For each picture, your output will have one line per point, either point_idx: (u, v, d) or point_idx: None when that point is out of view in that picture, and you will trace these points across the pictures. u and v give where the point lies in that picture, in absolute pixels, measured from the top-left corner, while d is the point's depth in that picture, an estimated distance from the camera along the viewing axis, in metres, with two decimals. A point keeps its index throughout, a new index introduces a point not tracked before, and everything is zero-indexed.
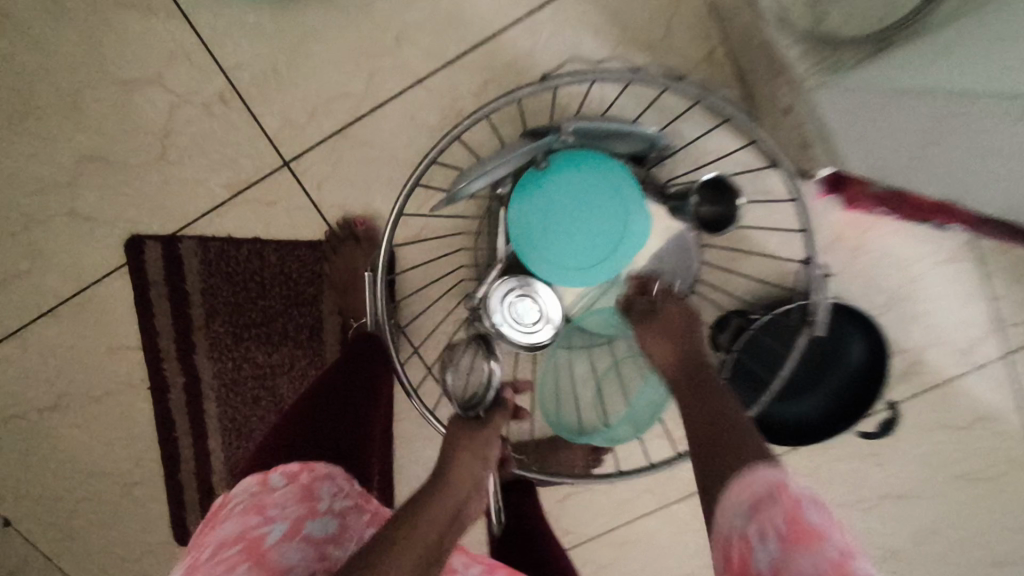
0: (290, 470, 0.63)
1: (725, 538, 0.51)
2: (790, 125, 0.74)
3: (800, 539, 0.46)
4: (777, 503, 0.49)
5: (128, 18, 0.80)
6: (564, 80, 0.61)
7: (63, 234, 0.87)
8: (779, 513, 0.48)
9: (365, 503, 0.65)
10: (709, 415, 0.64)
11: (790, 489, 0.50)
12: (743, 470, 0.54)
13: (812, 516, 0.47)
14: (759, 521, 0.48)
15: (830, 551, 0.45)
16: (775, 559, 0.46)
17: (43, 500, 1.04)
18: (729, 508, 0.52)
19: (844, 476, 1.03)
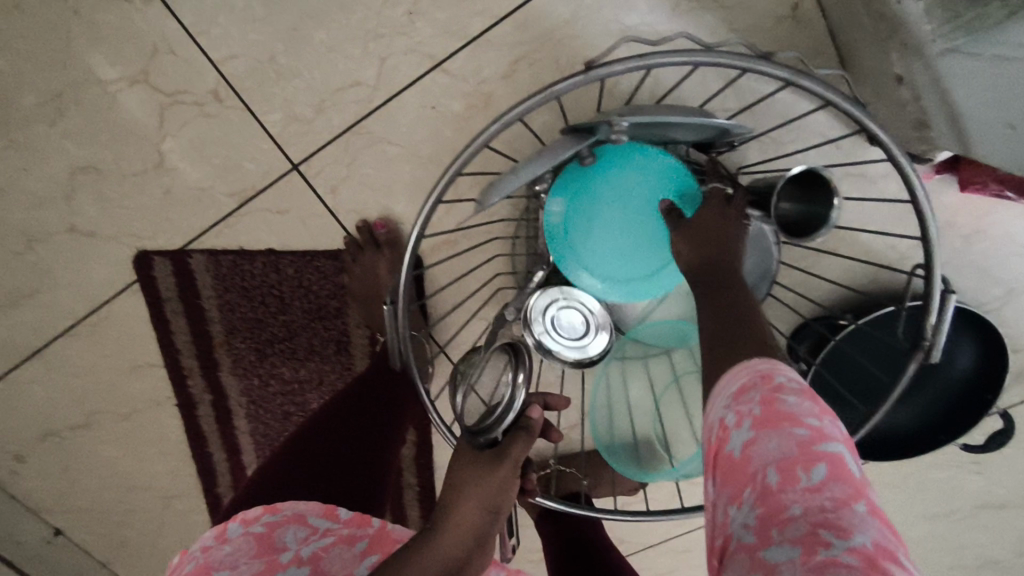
0: (250, 516, 0.57)
1: (709, 423, 0.44)
2: (901, 98, 0.59)
3: (772, 423, 0.39)
4: (756, 388, 0.41)
5: (105, 10, 0.71)
6: (617, 68, 0.47)
7: (63, 253, 0.79)
8: (756, 398, 0.41)
9: (347, 535, 0.57)
10: (724, 305, 0.52)
11: (778, 370, 0.42)
12: (736, 359, 0.45)
13: (789, 399, 0.40)
14: (734, 411, 0.41)
15: (803, 435, 0.38)
16: (745, 443, 0.39)
17: (75, 526, 0.98)
18: (717, 392, 0.44)
19: (935, 483, 0.92)
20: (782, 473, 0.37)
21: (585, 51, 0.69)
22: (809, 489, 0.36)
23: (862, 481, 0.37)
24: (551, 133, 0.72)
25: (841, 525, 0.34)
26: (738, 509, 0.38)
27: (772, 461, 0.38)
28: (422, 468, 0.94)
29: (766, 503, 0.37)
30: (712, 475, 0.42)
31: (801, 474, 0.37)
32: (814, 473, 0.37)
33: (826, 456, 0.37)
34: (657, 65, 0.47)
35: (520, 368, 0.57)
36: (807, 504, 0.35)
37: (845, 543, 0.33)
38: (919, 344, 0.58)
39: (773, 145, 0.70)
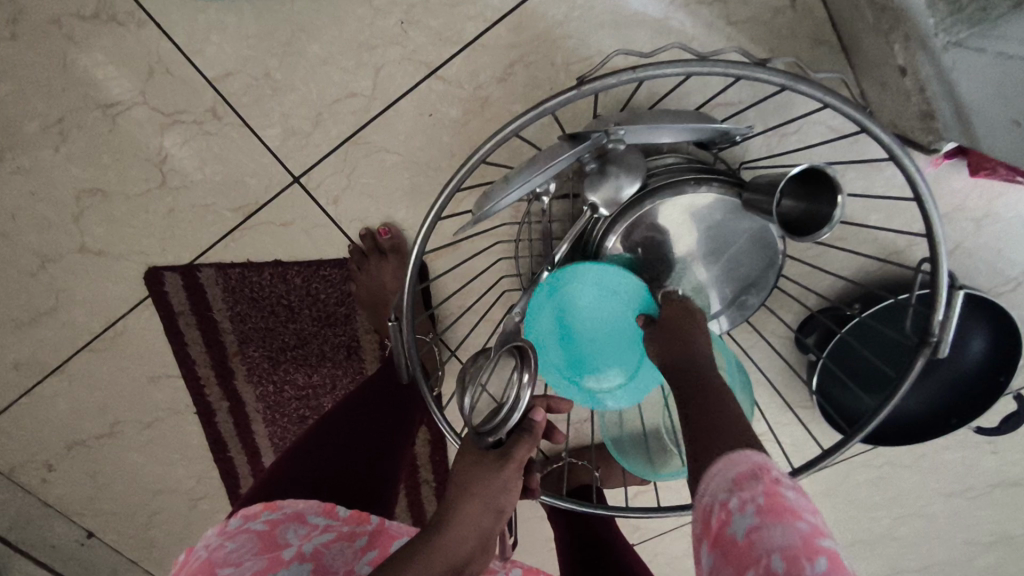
0: (251, 513, 0.57)
1: (703, 513, 0.44)
2: (905, 90, 0.57)
3: (776, 514, 0.40)
4: (759, 479, 0.42)
5: (98, 33, 0.71)
6: (610, 80, 0.47)
7: (76, 272, 0.81)
8: (763, 489, 0.42)
9: (347, 532, 0.58)
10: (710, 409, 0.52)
11: (779, 471, 0.44)
12: (729, 450, 0.46)
13: (790, 497, 0.41)
14: (735, 497, 0.42)
15: (806, 530, 0.39)
16: (750, 527, 0.40)
17: (106, 528, 1.02)
18: (714, 478, 0.45)
19: (948, 463, 0.92)
20: (786, 558, 0.37)
21: (581, 51, 0.68)
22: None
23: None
24: (549, 136, 0.71)
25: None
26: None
27: (777, 550, 0.38)
28: (438, 464, 0.96)
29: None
30: (710, 556, 0.42)
31: (804, 563, 0.36)
32: (817, 565, 0.36)
33: (828, 553, 0.37)
34: (650, 77, 0.47)
35: (524, 368, 0.51)
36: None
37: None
38: (926, 339, 0.56)
39: (778, 140, 0.69)
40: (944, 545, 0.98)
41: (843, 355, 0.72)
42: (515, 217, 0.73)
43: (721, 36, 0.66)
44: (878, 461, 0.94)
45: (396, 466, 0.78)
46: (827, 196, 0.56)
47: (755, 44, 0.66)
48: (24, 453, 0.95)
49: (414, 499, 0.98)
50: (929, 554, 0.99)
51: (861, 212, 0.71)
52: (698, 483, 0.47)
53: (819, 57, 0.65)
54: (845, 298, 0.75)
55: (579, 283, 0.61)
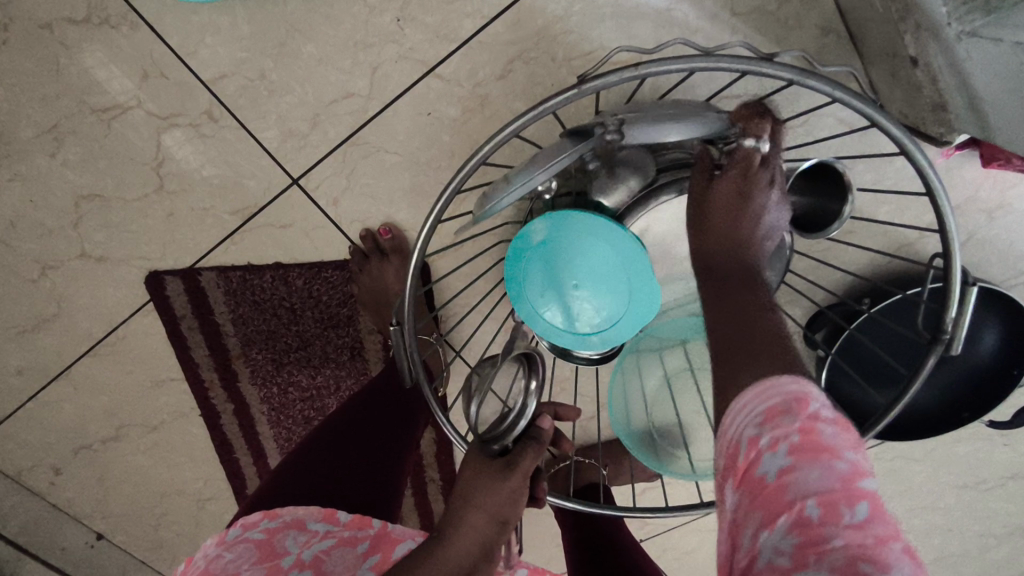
0: (250, 521, 0.58)
1: (730, 446, 0.42)
2: (916, 81, 0.55)
3: (813, 455, 0.38)
4: (791, 414, 0.40)
5: (91, 36, 0.70)
6: (611, 79, 0.46)
7: (77, 277, 0.81)
8: (797, 427, 0.39)
9: (348, 537, 0.58)
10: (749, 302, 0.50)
11: (814, 394, 0.41)
12: (761, 375, 0.43)
13: (827, 431, 0.39)
14: (766, 433, 0.40)
15: (844, 470, 0.37)
16: (783, 470, 0.38)
17: (116, 530, 1.02)
18: (742, 404, 0.42)
19: (959, 456, 0.91)
20: (824, 505, 0.36)
21: (582, 45, 0.67)
22: (855, 527, 0.35)
23: (891, 522, 0.36)
24: (551, 133, 0.70)
25: (884, 562, 0.33)
26: (772, 532, 0.37)
27: (814, 497, 0.36)
28: (444, 463, 0.96)
29: (805, 532, 0.35)
30: (735, 486, 0.41)
31: (843, 512, 0.35)
32: (857, 512, 0.36)
33: (867, 496, 0.36)
34: (652, 74, 0.45)
35: (531, 375, 0.54)
36: (850, 539, 0.34)
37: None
38: (937, 336, 0.55)
39: (784, 133, 0.67)
40: (956, 538, 0.97)
41: (851, 351, 0.71)
42: (517, 216, 0.72)
43: (725, 27, 0.64)
44: (889, 454, 0.93)
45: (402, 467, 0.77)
46: (837, 192, 0.55)
47: (761, 35, 0.64)
48: (32, 458, 0.95)
49: (421, 498, 0.98)
50: (941, 548, 0.98)
51: (870, 205, 0.70)
52: (724, 402, 0.44)
53: (826, 47, 0.64)
54: (854, 293, 0.73)
55: (569, 230, 0.63)
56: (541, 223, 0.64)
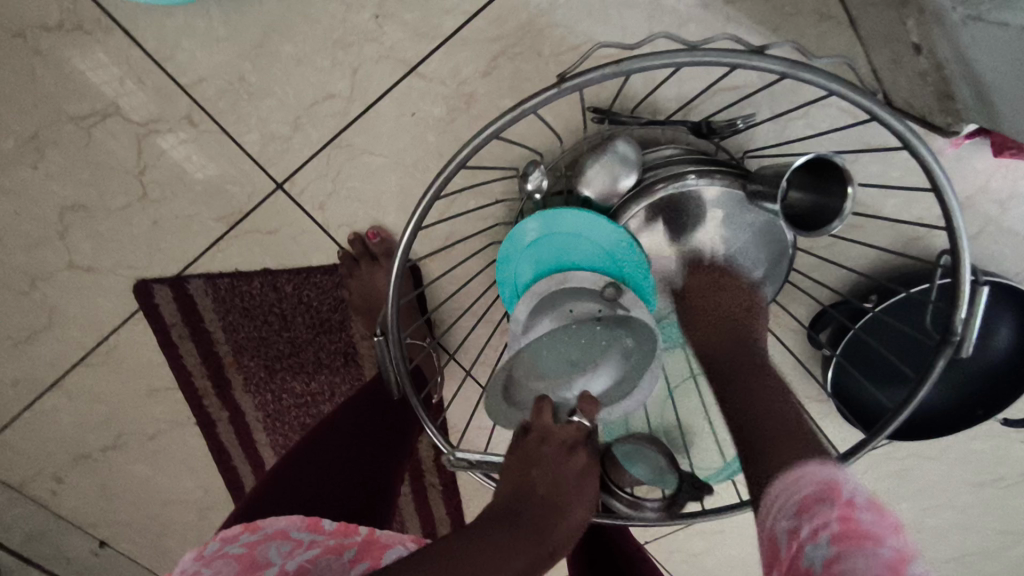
0: (229, 536, 0.54)
1: (771, 542, 0.42)
2: (920, 69, 0.52)
3: (852, 540, 0.37)
4: (797, 502, 0.42)
5: (66, 43, 0.68)
6: (590, 76, 0.43)
7: (65, 288, 0.80)
8: (824, 512, 0.40)
9: (333, 545, 0.56)
10: (761, 398, 0.55)
11: (846, 483, 0.42)
12: (793, 468, 0.45)
13: (865, 517, 0.39)
14: (801, 529, 0.40)
15: (885, 556, 0.36)
16: (828, 560, 0.37)
17: (118, 538, 1.02)
18: (776, 501, 0.44)
19: (975, 453, 0.88)
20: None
21: (569, 39, 0.64)
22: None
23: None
24: (540, 132, 0.68)
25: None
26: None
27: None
28: (445, 466, 0.94)
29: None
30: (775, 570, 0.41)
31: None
32: None
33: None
34: (635, 70, 0.43)
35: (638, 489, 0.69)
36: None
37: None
38: (947, 337, 0.52)
39: (784, 126, 0.64)
40: (973, 537, 0.94)
41: (857, 352, 0.68)
42: (508, 218, 0.70)
43: (719, 16, 0.62)
44: (900, 453, 0.90)
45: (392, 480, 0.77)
46: (836, 188, 0.52)
47: (757, 24, 0.61)
48: (30, 468, 0.95)
49: (422, 503, 0.96)
50: (958, 547, 0.95)
51: (878, 201, 0.67)
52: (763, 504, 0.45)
53: (826, 34, 0.60)
54: (862, 291, 0.71)
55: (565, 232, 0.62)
56: (545, 225, 0.62)
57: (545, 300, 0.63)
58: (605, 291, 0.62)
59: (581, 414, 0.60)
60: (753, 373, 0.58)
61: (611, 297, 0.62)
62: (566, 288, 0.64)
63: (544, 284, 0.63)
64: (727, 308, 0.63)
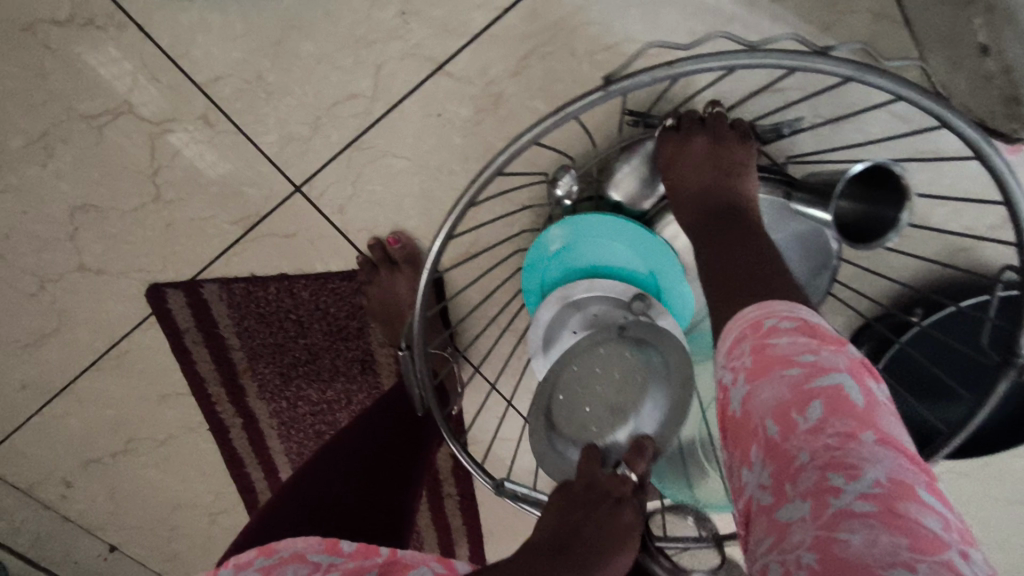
0: (244, 561, 0.52)
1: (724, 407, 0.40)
2: (986, 72, 0.49)
3: (766, 374, 0.37)
4: (728, 347, 0.41)
5: (78, 38, 0.66)
6: (640, 78, 0.41)
7: (76, 290, 0.77)
8: (744, 355, 0.39)
9: (354, 568, 0.52)
10: (738, 254, 0.47)
11: (768, 313, 0.40)
12: (741, 310, 0.42)
13: (780, 344, 0.38)
14: (729, 374, 0.40)
15: (797, 377, 0.36)
16: (781, 426, 0.35)
17: (127, 544, 0.99)
18: (717, 348, 0.42)
19: (1014, 471, 0.85)
20: (782, 423, 0.35)
21: (604, 37, 0.61)
22: (811, 432, 0.34)
23: (866, 407, 0.35)
24: (571, 134, 0.65)
25: (851, 465, 0.32)
26: (752, 464, 0.36)
27: (816, 449, 0.34)
28: (463, 477, 0.91)
29: (776, 454, 0.35)
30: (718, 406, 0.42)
31: (797, 419, 0.35)
32: (864, 466, 0.32)
33: (822, 396, 0.35)
34: (687, 73, 0.40)
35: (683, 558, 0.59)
36: (813, 448, 0.34)
37: (856, 487, 0.32)
38: (1009, 357, 0.49)
39: (829, 134, 0.61)
40: (1010, 558, 0.91)
41: (900, 368, 0.65)
42: (535, 224, 0.67)
43: (765, 14, 0.58)
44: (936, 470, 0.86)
45: (414, 489, 0.74)
46: (891, 198, 0.49)
47: (806, 22, 0.58)
48: (39, 472, 0.92)
49: (438, 513, 0.94)
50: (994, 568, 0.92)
51: (925, 210, 0.64)
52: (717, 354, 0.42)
53: (880, 34, 0.57)
54: (904, 303, 0.67)
55: (595, 235, 0.60)
56: (573, 231, 0.60)
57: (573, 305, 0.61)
58: (633, 304, 0.59)
59: (630, 469, 0.55)
60: (736, 228, 0.50)
61: (639, 311, 0.59)
62: (593, 298, 0.61)
63: (575, 290, 0.60)
64: (713, 176, 0.54)
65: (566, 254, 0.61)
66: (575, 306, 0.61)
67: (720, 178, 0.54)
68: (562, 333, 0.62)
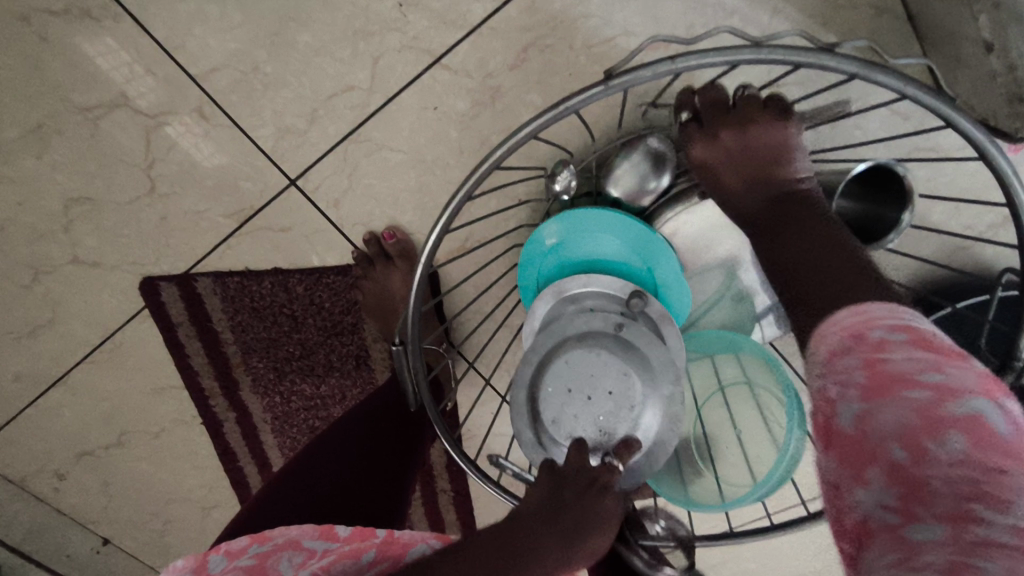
0: (236, 548, 0.51)
1: (822, 429, 0.34)
2: (989, 70, 0.48)
3: (885, 394, 0.31)
4: (819, 359, 0.35)
5: (72, 28, 0.65)
6: (642, 72, 0.40)
7: (68, 282, 0.77)
8: (847, 368, 0.33)
9: (349, 550, 0.51)
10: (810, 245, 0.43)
11: (873, 322, 0.34)
12: (830, 312, 0.37)
13: (896, 359, 0.32)
14: (829, 389, 0.33)
15: (923, 398, 0.30)
16: (901, 449, 0.29)
17: (122, 537, 0.99)
18: (808, 358, 0.36)
19: None
20: (913, 450, 0.29)
21: (604, 31, 0.60)
22: (944, 459, 0.28)
23: (1006, 432, 0.29)
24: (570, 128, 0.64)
25: (991, 494, 0.26)
26: (864, 489, 0.30)
27: (949, 476, 0.28)
28: (457, 473, 0.91)
29: (900, 480, 0.29)
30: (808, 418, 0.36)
31: (927, 446, 0.29)
32: (1006, 500, 0.26)
33: (956, 420, 0.29)
34: (689, 68, 0.40)
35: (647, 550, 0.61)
36: (947, 476, 0.28)
37: (1002, 518, 0.26)
38: (1009, 362, 0.48)
39: (827, 132, 0.60)
40: None
41: None
42: (532, 220, 0.66)
43: (765, 9, 0.58)
44: None
45: (409, 483, 0.74)
46: (893, 199, 0.50)
47: (808, 18, 0.57)
48: (33, 465, 0.92)
49: (432, 509, 0.93)
50: None
51: (923, 208, 0.63)
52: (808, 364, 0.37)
53: (880, 29, 0.56)
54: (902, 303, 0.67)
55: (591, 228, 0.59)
56: (569, 225, 0.59)
57: (569, 297, 0.59)
58: (630, 302, 0.58)
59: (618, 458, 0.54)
60: (799, 220, 0.45)
61: (636, 309, 0.58)
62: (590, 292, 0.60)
63: (570, 283, 0.59)
64: (767, 153, 0.48)
65: (563, 246, 0.60)
66: (574, 296, 0.59)
67: (769, 166, 0.49)
68: (568, 315, 0.59)
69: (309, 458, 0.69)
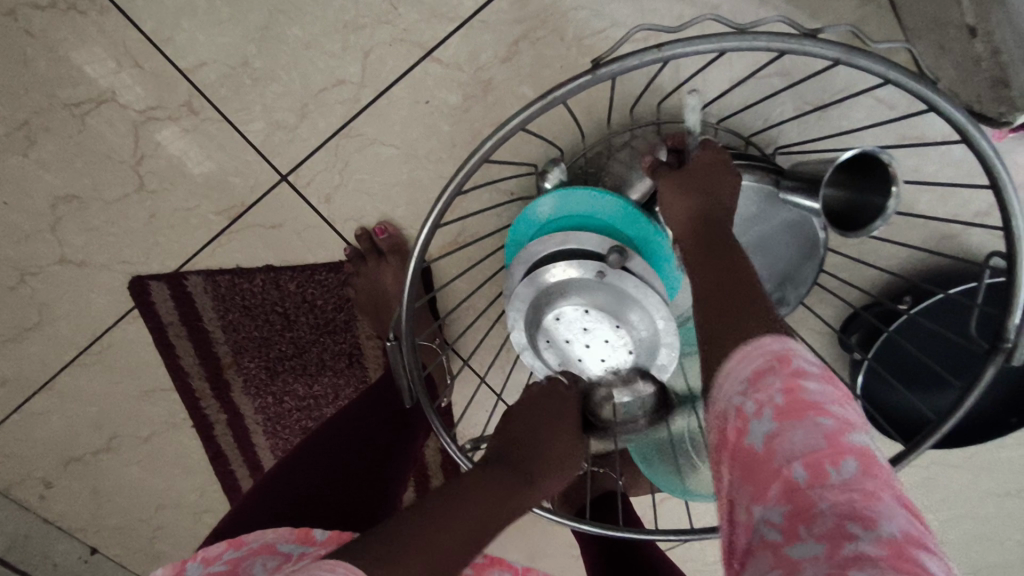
0: (212, 554, 0.49)
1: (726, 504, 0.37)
2: (974, 55, 0.49)
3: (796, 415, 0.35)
4: (778, 374, 0.37)
5: (58, 24, 0.65)
6: (627, 62, 0.40)
7: (55, 283, 0.76)
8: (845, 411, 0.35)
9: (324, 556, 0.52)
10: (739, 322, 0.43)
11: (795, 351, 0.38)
12: (743, 340, 0.40)
13: (814, 386, 0.36)
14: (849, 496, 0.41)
15: (830, 424, 0.34)
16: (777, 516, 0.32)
17: (110, 546, 0.97)
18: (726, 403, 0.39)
19: (1003, 462, 0.85)
20: (809, 465, 0.32)
21: (593, 23, 0.61)
22: (840, 485, 0.31)
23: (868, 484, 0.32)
24: (561, 121, 0.64)
25: (868, 515, 0.30)
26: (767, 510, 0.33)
27: (801, 458, 0.33)
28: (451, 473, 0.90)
29: (791, 498, 0.32)
30: (733, 475, 0.36)
31: (828, 468, 0.32)
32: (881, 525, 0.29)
33: (856, 449, 0.33)
34: (677, 55, 0.40)
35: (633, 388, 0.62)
36: (834, 497, 0.31)
37: (870, 534, 0.29)
38: (997, 346, 0.49)
39: (815, 122, 0.61)
40: (997, 550, 0.91)
41: (888, 355, 0.66)
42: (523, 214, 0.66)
43: (752, 1, 0.58)
44: (923, 461, 0.87)
45: (401, 484, 0.73)
46: (879, 185, 0.49)
47: (794, 9, 0.58)
48: (20, 472, 0.90)
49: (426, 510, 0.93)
50: (984, 560, 0.92)
51: (910, 196, 0.63)
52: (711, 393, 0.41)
53: (866, 19, 0.57)
54: (893, 290, 0.67)
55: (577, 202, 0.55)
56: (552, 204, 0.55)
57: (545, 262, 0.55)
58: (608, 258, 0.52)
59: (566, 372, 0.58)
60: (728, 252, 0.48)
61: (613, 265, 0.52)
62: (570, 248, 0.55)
63: (542, 246, 0.54)
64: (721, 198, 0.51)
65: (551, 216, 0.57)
66: (556, 250, 0.55)
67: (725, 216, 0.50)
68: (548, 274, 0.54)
69: (300, 461, 0.68)
